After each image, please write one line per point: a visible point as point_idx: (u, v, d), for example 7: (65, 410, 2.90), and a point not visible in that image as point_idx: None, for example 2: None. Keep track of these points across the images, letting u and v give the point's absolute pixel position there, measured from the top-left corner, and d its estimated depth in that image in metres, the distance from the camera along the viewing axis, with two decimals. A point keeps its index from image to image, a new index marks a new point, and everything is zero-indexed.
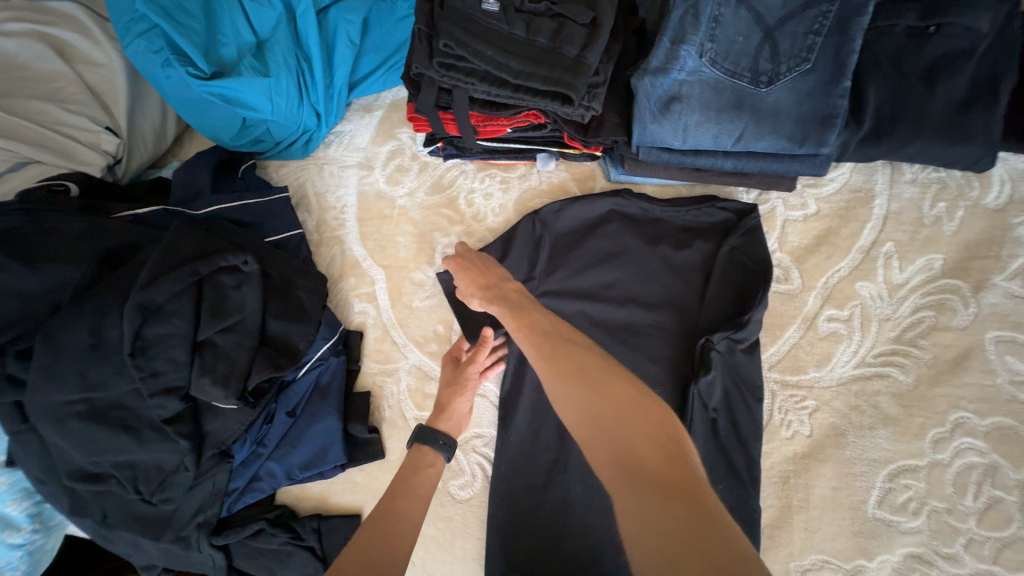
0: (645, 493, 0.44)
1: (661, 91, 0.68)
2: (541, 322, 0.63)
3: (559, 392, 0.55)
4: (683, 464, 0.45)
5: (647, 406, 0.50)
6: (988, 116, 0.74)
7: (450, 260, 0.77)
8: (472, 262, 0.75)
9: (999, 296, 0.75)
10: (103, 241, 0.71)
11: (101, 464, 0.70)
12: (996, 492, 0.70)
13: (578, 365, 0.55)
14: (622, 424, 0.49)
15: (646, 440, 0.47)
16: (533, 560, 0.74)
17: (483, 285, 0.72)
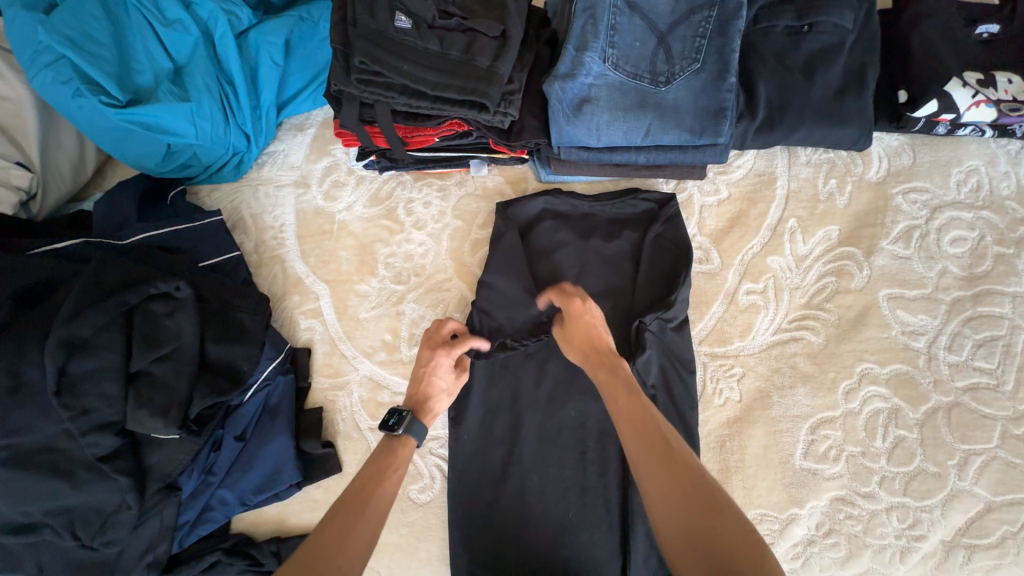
0: None
1: (572, 95, 0.73)
2: (643, 418, 0.59)
3: (655, 499, 0.53)
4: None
5: (754, 544, 0.47)
6: (861, 101, 0.84)
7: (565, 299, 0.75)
8: (581, 317, 0.72)
9: (887, 258, 0.85)
10: (19, 280, 0.69)
11: (32, 513, 0.67)
12: (900, 431, 0.79)
13: (683, 477, 0.53)
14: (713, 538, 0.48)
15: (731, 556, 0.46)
16: (497, 552, 0.76)
17: (593, 359, 0.69)
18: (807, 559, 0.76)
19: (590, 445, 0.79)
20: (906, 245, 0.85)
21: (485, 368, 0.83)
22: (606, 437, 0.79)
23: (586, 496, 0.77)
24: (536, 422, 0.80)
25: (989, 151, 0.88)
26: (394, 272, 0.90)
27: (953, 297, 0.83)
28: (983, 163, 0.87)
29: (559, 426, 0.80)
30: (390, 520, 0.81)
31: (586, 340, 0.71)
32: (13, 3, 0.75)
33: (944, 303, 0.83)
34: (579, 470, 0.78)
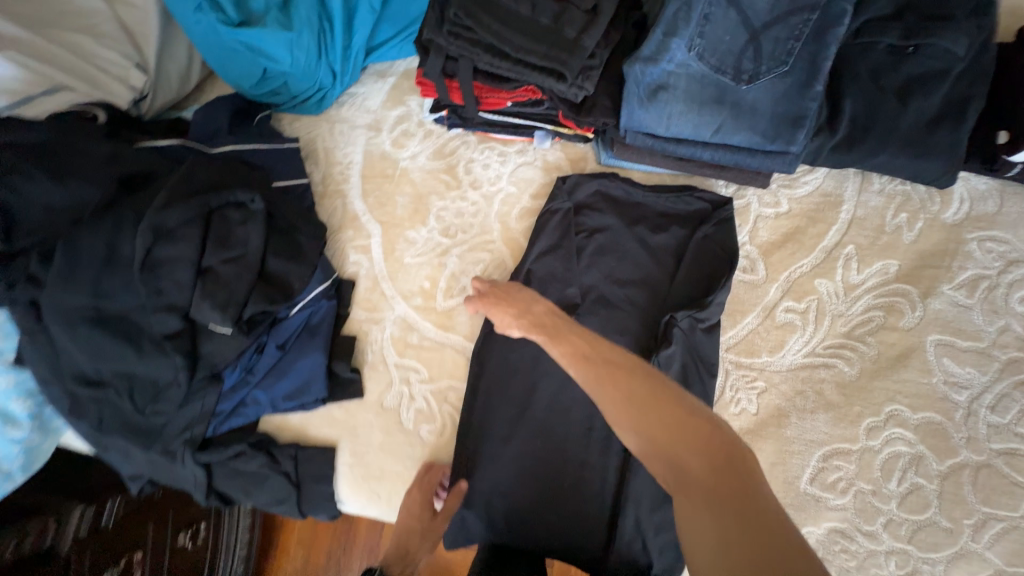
0: (702, 503, 0.49)
1: (650, 79, 0.73)
2: (586, 352, 0.68)
3: (611, 414, 0.60)
4: (732, 471, 0.50)
5: (708, 433, 0.54)
6: (953, 135, 0.79)
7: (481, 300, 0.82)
8: (501, 299, 0.81)
9: (944, 303, 0.81)
10: (126, 165, 0.76)
11: (102, 370, 0.76)
12: (919, 479, 0.76)
13: (635, 395, 0.59)
14: (674, 442, 0.54)
15: (697, 455, 0.52)
16: (491, 502, 0.81)
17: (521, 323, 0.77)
18: None
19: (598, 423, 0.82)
20: (970, 294, 0.81)
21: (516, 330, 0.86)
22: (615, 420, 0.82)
23: (584, 470, 0.81)
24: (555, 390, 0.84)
25: None
26: (444, 225, 0.94)
27: (1009, 357, 0.78)
28: None
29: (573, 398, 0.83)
30: (397, 451, 0.85)
31: (512, 313, 0.78)
32: None
33: (997, 361, 0.78)
34: (583, 444, 0.82)
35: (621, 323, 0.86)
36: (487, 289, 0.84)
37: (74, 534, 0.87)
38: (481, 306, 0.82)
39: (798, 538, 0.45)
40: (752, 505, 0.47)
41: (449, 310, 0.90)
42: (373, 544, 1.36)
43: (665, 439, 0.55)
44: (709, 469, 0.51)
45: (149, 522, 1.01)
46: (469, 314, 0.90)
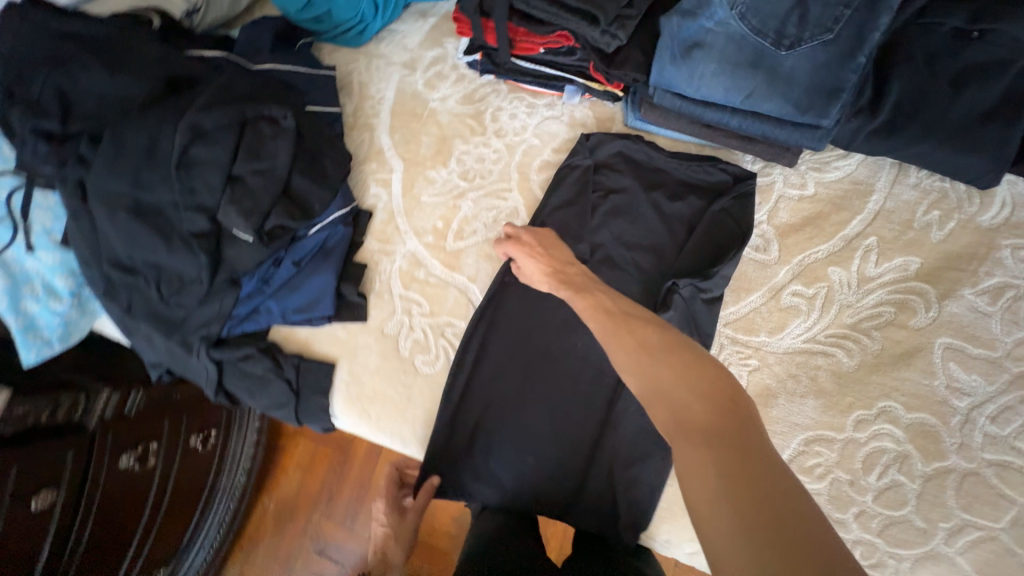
0: (697, 437, 0.51)
1: (686, 35, 0.72)
2: (607, 306, 0.70)
3: (623, 359, 0.63)
4: (733, 413, 0.52)
5: (716, 378, 0.55)
6: (1005, 131, 0.75)
7: (512, 245, 0.83)
8: (537, 250, 0.82)
9: (962, 307, 0.78)
10: (174, 68, 0.81)
11: (135, 259, 0.83)
12: (900, 477, 0.75)
13: (649, 344, 0.62)
14: (680, 383, 0.56)
15: (700, 396, 0.54)
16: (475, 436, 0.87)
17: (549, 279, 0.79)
18: None
19: (586, 377, 0.87)
20: (991, 301, 0.78)
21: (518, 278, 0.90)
22: (601, 377, 0.86)
23: (566, 420, 0.86)
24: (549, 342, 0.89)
25: None
26: (464, 169, 0.96)
27: (1021, 370, 0.75)
28: None
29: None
30: (391, 376, 0.90)
31: (541, 268, 0.80)
32: None
33: (1007, 373, 0.76)
34: (570, 396, 0.86)
35: (623, 285, 0.86)
36: (524, 236, 0.84)
37: (100, 414, 0.97)
38: (515, 252, 0.83)
39: (790, 480, 0.46)
40: (749, 444, 0.49)
41: (458, 252, 0.93)
42: (365, 479, 1.46)
43: (671, 381, 0.57)
44: (709, 408, 0.53)
45: (165, 418, 1.11)
46: (476, 258, 0.92)
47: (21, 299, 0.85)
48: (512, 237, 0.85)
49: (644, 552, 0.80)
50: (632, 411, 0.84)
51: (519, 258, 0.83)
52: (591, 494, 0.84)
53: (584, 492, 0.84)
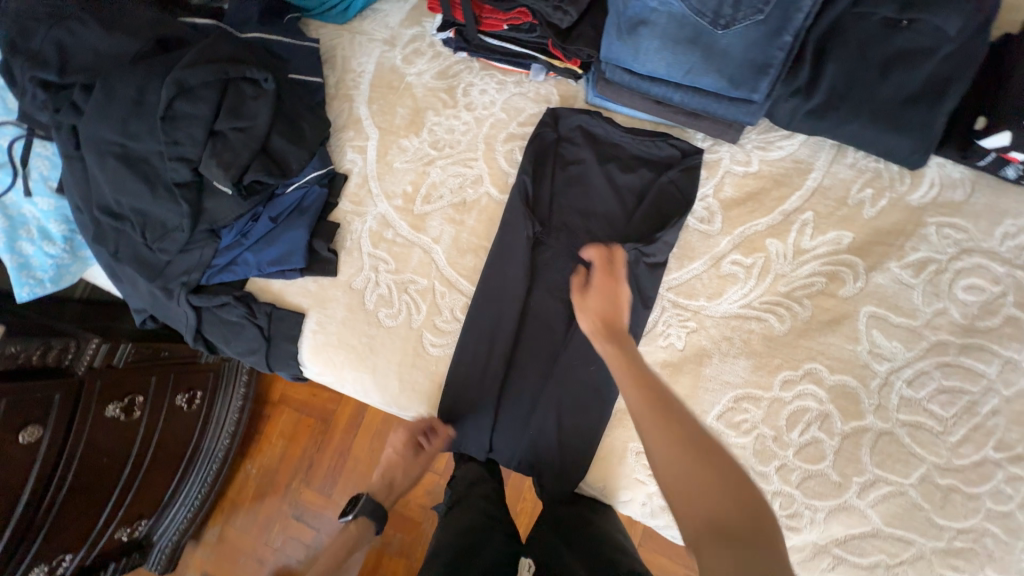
0: (729, 554, 0.48)
1: (632, 13, 0.79)
2: (636, 371, 0.64)
3: (652, 446, 0.57)
4: (764, 532, 0.49)
5: (744, 483, 0.52)
6: (929, 114, 0.80)
7: (601, 269, 0.76)
8: (614, 291, 0.74)
9: (888, 279, 0.83)
10: (165, 29, 0.89)
11: (122, 205, 0.89)
12: (820, 434, 0.80)
13: (679, 430, 0.56)
14: (710, 487, 0.52)
15: (730, 503, 0.51)
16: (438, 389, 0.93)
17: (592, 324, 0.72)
18: None
19: (537, 334, 0.92)
20: (915, 274, 0.83)
21: (497, 240, 0.93)
22: (552, 334, 0.91)
23: (519, 374, 0.91)
24: (508, 300, 0.91)
25: None
26: (434, 138, 1.02)
27: (938, 339, 0.80)
28: None
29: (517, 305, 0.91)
30: (356, 327, 0.96)
31: (592, 310, 0.73)
32: None
33: (925, 340, 0.80)
34: (525, 356, 0.91)
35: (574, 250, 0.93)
36: (615, 271, 0.76)
37: (87, 362, 1.04)
38: (596, 283, 0.75)
39: None
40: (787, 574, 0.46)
41: (424, 215, 0.99)
42: (345, 447, 1.49)
43: (705, 485, 0.52)
44: (740, 521, 0.49)
45: (153, 374, 1.18)
46: (441, 221, 0.98)
47: (18, 240, 0.92)
48: (604, 260, 0.77)
49: (602, 507, 0.85)
50: (579, 367, 0.87)
51: (591, 284, 0.75)
52: (551, 460, 0.87)
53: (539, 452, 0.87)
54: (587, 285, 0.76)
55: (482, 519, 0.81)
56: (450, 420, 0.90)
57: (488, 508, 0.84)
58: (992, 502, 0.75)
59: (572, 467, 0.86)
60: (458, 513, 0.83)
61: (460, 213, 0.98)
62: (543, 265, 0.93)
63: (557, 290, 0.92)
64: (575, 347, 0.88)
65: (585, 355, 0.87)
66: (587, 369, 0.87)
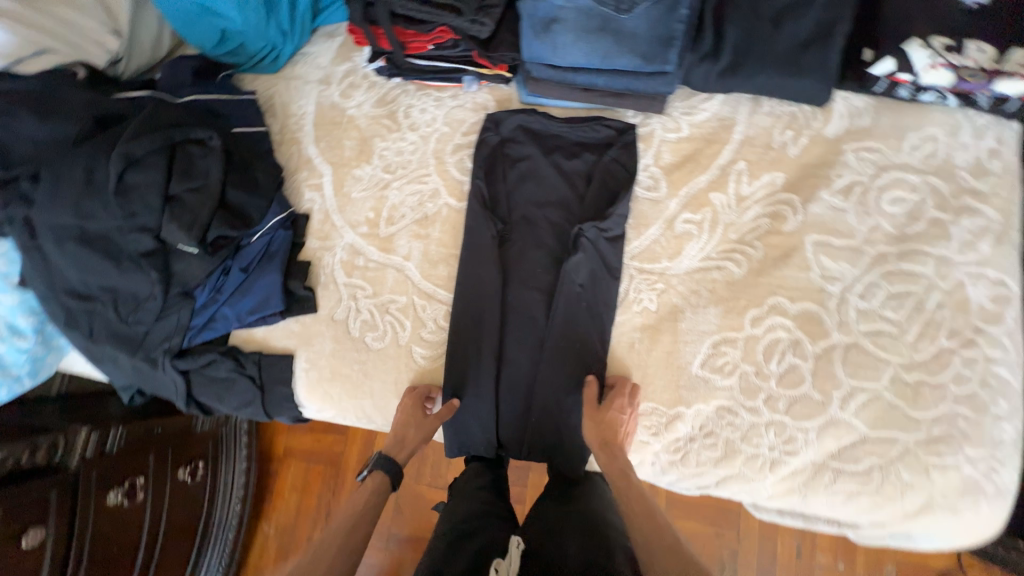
0: None
1: (543, 14, 0.87)
2: (630, 487, 0.78)
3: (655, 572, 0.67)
4: None
5: None
6: (823, 55, 0.89)
7: (618, 398, 0.85)
8: (627, 416, 0.84)
9: (823, 208, 0.91)
10: (101, 107, 0.90)
11: (90, 285, 0.90)
12: (795, 360, 0.86)
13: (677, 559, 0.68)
14: None
15: None
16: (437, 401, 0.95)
17: (595, 437, 0.83)
18: (686, 452, 0.87)
19: (519, 325, 0.95)
20: (845, 198, 0.90)
21: (466, 245, 0.97)
22: (533, 322, 0.95)
23: (512, 368, 0.94)
24: (485, 300, 0.95)
25: (953, 122, 0.91)
26: (386, 162, 1.06)
27: (878, 251, 0.88)
28: (943, 132, 0.91)
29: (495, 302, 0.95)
30: (346, 356, 0.98)
31: (600, 423, 0.83)
32: None
33: (867, 255, 0.88)
34: (512, 349, 0.95)
35: (539, 240, 0.97)
36: (632, 405, 0.85)
37: (81, 453, 1.01)
38: (617, 402, 0.85)
39: None
40: None
41: (390, 236, 1.02)
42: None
43: None
44: None
45: (150, 452, 1.15)
46: (408, 239, 1.01)
47: None
48: (622, 393, 0.86)
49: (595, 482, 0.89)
50: (564, 346, 0.92)
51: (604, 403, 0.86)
52: (548, 444, 0.91)
53: (536, 438, 0.91)
54: (604, 405, 0.85)
55: (481, 507, 0.84)
56: (450, 423, 0.94)
57: (486, 500, 0.86)
58: (956, 386, 0.82)
59: (573, 445, 0.90)
60: (459, 503, 0.86)
61: (424, 227, 1.01)
62: (512, 260, 0.97)
63: (530, 281, 0.96)
64: (558, 329, 0.92)
65: (566, 337, 0.92)
66: (571, 350, 0.92)
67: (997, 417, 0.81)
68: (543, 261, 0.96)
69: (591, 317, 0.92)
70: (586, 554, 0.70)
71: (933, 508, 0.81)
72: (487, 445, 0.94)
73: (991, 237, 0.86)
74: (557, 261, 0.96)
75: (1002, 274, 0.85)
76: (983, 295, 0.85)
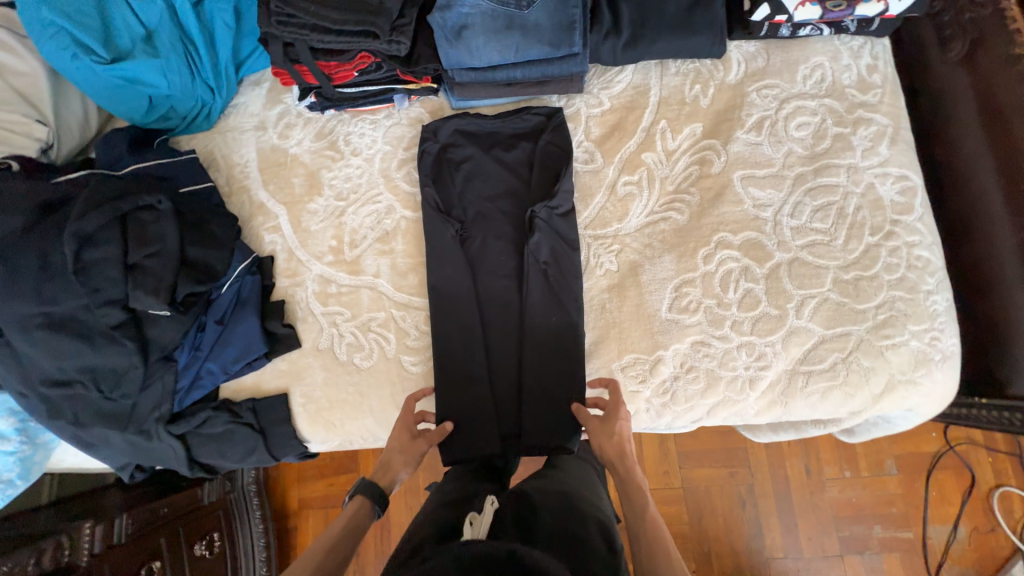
0: None
1: (452, 23, 0.92)
2: (642, 507, 0.77)
3: None
4: None
5: None
6: (708, 12, 0.99)
7: (616, 414, 0.88)
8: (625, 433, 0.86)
9: (742, 145, 1.00)
10: (41, 193, 0.91)
11: (66, 370, 0.89)
12: (749, 284, 0.94)
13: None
14: None
15: None
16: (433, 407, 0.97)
17: (613, 451, 0.84)
18: (674, 392, 0.93)
19: (498, 317, 1.00)
20: (758, 132, 1.00)
21: (431, 250, 1.01)
22: (509, 311, 1.00)
23: (499, 355, 0.99)
24: (461, 299, 0.99)
25: (833, 48, 1.02)
26: (337, 190, 1.09)
27: (797, 173, 0.98)
28: (827, 58, 1.02)
29: (470, 299, 0.99)
30: (339, 380, 1.00)
31: (613, 436, 0.86)
32: None
33: (789, 178, 0.98)
34: (496, 341, 1.00)
35: (498, 231, 1.03)
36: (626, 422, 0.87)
37: (88, 551, 0.99)
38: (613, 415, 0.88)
39: None
40: None
41: (357, 258, 1.05)
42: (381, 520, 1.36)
43: None
44: None
45: (161, 537, 1.13)
46: (374, 257, 1.05)
47: None
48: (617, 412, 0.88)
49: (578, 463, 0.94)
50: (542, 322, 0.97)
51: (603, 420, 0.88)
52: (541, 424, 0.96)
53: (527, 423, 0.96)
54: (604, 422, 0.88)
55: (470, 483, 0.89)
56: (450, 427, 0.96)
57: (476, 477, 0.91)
58: (888, 275, 0.92)
59: (564, 423, 0.95)
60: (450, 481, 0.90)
61: (387, 243, 1.05)
62: (478, 256, 1.02)
63: (498, 271, 1.01)
64: (534, 307, 0.97)
65: (543, 319, 0.97)
66: (550, 329, 0.97)
67: (928, 292, 0.91)
68: (506, 249, 1.02)
69: (562, 290, 0.98)
70: (558, 520, 0.75)
71: (895, 386, 0.90)
72: (489, 442, 0.96)
73: (887, 140, 0.97)
74: (520, 245, 1.02)
75: (903, 169, 0.96)
76: (893, 191, 0.95)
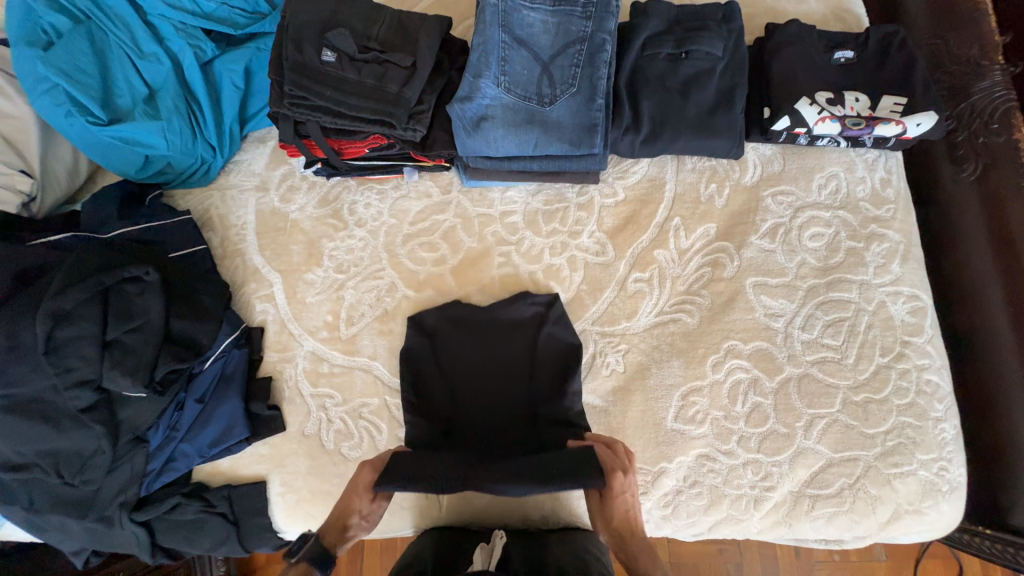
0: None
1: (472, 113, 0.90)
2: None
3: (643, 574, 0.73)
4: None
5: None
6: (729, 117, 0.97)
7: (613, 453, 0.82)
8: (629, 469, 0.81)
9: (755, 251, 0.99)
10: (19, 262, 0.85)
11: (25, 454, 0.83)
12: (757, 398, 0.92)
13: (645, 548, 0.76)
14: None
15: None
16: (427, 502, 0.93)
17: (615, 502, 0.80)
18: (676, 506, 0.89)
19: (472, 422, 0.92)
20: (771, 240, 0.99)
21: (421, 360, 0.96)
22: (488, 416, 0.92)
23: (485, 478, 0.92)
24: (437, 396, 0.94)
25: (848, 159, 1.03)
26: (338, 262, 1.05)
27: (809, 284, 0.97)
28: (842, 169, 1.02)
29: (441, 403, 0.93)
30: (323, 471, 0.94)
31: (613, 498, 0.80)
32: (18, 42, 0.90)
33: (801, 289, 0.96)
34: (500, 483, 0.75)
35: (476, 354, 0.96)
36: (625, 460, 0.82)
37: None
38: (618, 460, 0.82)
39: None
40: None
41: (352, 337, 1.00)
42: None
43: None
44: None
45: None
46: (371, 336, 1.00)
47: None
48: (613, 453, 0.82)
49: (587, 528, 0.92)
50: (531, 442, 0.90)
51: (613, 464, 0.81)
52: (546, 512, 0.93)
53: (530, 510, 0.93)
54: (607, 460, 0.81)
55: (470, 526, 0.91)
56: (446, 512, 0.93)
57: (471, 529, 0.91)
58: (897, 400, 0.91)
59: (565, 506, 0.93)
60: (452, 532, 0.89)
61: (386, 323, 1.01)
62: (451, 359, 0.96)
63: (473, 372, 0.95)
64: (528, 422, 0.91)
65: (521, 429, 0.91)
66: (547, 441, 0.89)
67: (937, 420, 0.90)
68: (479, 370, 0.95)
69: (554, 387, 0.93)
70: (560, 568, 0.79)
71: (901, 516, 0.87)
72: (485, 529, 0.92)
73: (899, 257, 0.97)
74: (491, 362, 0.96)
75: (914, 289, 0.95)
76: (903, 310, 0.95)
